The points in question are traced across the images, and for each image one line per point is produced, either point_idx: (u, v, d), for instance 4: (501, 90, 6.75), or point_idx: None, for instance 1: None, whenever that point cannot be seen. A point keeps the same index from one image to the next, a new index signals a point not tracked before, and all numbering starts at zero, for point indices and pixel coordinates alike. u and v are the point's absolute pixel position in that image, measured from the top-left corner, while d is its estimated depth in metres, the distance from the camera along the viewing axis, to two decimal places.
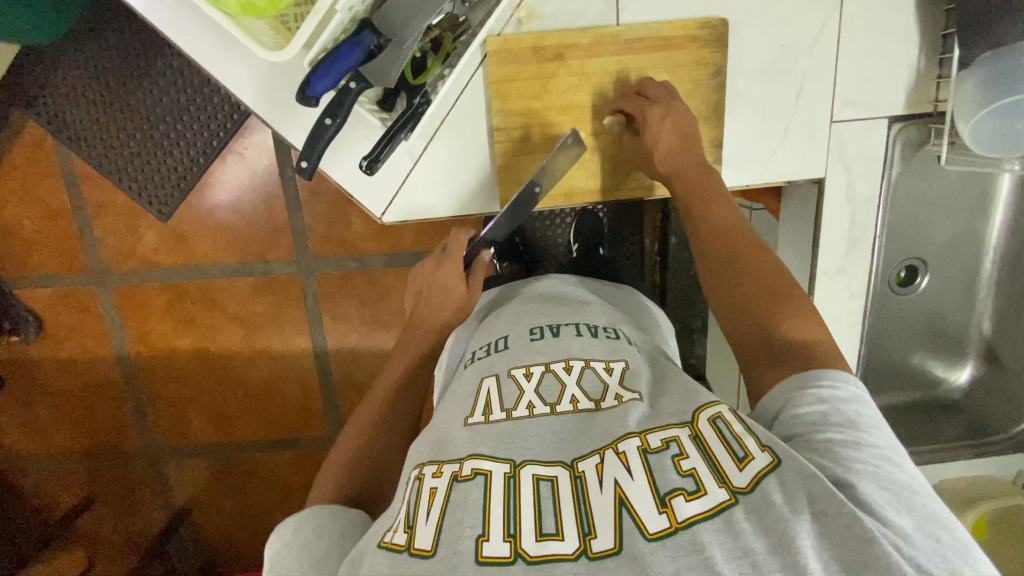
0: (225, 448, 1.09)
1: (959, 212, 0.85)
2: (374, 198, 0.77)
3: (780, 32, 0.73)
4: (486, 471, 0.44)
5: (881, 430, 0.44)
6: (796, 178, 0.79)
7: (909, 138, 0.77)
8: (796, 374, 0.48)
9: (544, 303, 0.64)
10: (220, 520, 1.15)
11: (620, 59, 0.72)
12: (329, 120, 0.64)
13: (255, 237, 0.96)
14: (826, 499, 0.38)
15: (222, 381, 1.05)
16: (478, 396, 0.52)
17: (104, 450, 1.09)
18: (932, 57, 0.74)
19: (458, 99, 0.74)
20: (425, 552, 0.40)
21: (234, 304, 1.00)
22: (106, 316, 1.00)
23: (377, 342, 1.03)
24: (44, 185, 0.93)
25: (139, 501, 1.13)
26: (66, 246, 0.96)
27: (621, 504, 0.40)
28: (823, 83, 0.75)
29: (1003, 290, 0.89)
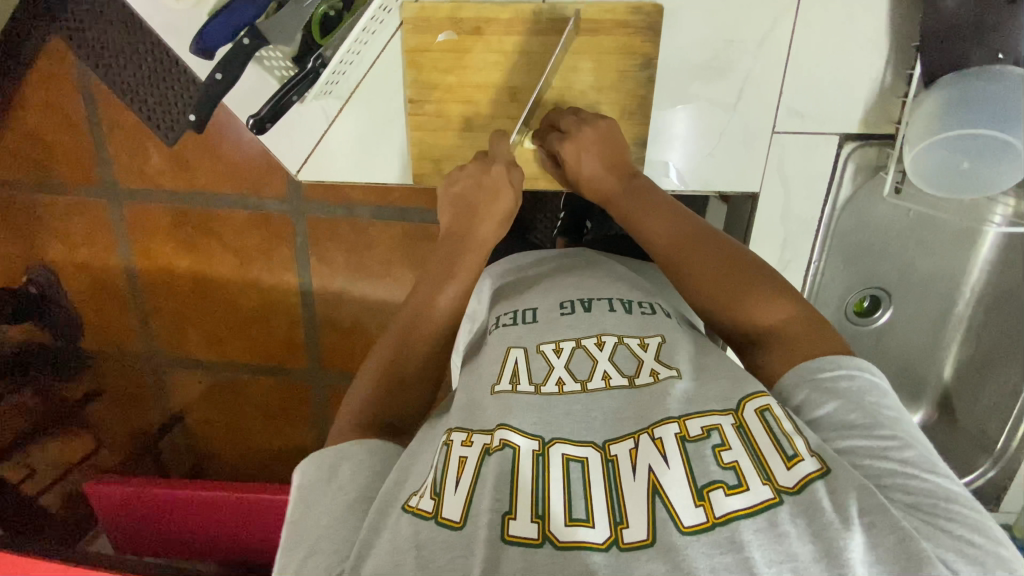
0: (217, 364, 1.33)
1: (940, 247, 0.89)
2: (290, 154, 0.78)
3: (726, 27, 0.69)
4: (515, 445, 0.49)
5: (901, 421, 0.48)
6: (726, 188, 0.76)
7: (863, 159, 0.75)
8: (805, 364, 0.52)
9: (586, 273, 0.68)
10: (208, 428, 1.40)
11: (542, 38, 0.70)
12: (221, 75, 0.72)
13: (253, 173, 1.13)
14: (875, 512, 0.42)
15: (218, 303, 1.27)
16: (506, 364, 0.57)
17: (113, 353, 1.35)
18: (900, 71, 0.70)
19: (373, 64, 0.73)
20: (453, 522, 0.47)
21: (230, 234, 1.19)
22: (117, 230, 1.22)
23: (360, 287, 1.21)
24: (63, 95, 1.12)
25: (143, 402, 1.40)
26: (86, 159, 1.16)
27: (654, 493, 0.44)
28: (768, 88, 0.72)
29: (971, 334, 0.93)
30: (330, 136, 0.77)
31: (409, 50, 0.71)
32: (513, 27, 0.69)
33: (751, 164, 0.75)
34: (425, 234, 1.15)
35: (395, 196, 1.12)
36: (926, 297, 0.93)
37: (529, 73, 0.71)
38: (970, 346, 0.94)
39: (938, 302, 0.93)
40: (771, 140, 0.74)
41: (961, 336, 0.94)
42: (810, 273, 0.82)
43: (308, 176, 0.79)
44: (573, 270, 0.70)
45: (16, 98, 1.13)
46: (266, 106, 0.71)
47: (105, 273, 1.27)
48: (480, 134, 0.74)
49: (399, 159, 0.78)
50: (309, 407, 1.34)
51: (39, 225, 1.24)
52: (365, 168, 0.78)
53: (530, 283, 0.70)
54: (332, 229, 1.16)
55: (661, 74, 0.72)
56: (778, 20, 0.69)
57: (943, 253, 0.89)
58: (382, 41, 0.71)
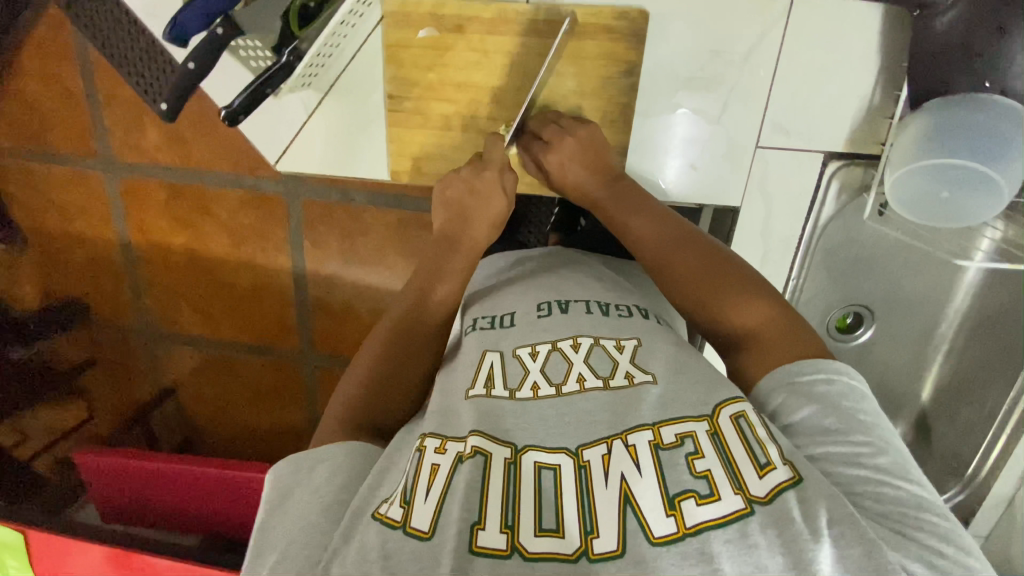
0: (208, 341, 1.34)
1: (930, 266, 0.88)
2: (270, 144, 0.77)
3: (712, 37, 0.68)
4: (486, 451, 0.48)
5: (877, 427, 0.47)
6: (704, 199, 0.75)
7: (850, 177, 0.73)
8: (784, 369, 0.51)
9: (569, 272, 0.69)
10: (197, 403, 1.42)
11: (521, 42, 0.68)
12: (193, 66, 0.67)
13: (248, 154, 1.12)
14: (844, 522, 0.41)
15: (210, 279, 1.27)
16: (481, 368, 0.57)
17: (106, 321, 1.37)
18: (889, 92, 0.68)
19: (354, 57, 0.72)
20: (421, 532, 0.45)
21: (225, 213, 1.19)
22: (112, 203, 1.22)
23: (350, 273, 1.20)
24: (60, 66, 1.11)
25: (135, 374, 1.42)
26: (80, 131, 1.16)
27: (625, 501, 0.44)
28: (753, 103, 0.70)
29: (953, 356, 0.92)
30: (310, 128, 0.76)
31: (390, 45, 0.70)
32: (494, 26, 0.68)
33: (733, 180, 0.74)
34: (418, 224, 1.14)
35: (389, 184, 1.12)
36: (911, 316, 0.92)
37: (509, 74, 0.70)
38: (950, 368, 0.93)
39: (924, 322, 0.92)
40: (755, 154, 0.72)
41: (943, 357, 0.93)
42: (793, 275, 0.80)
43: (286, 167, 0.79)
44: (550, 270, 0.69)
45: (14, 67, 1.13)
46: (239, 98, 0.66)
47: (99, 245, 1.28)
48: (459, 133, 0.73)
49: (379, 153, 0.76)
50: (298, 388, 1.34)
51: (37, 198, 1.24)
52: (344, 163, 0.78)
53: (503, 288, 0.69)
54: (326, 213, 1.15)
55: (645, 81, 0.70)
56: (770, 29, 0.67)
57: (931, 273, 0.88)
58: (362, 35, 0.70)
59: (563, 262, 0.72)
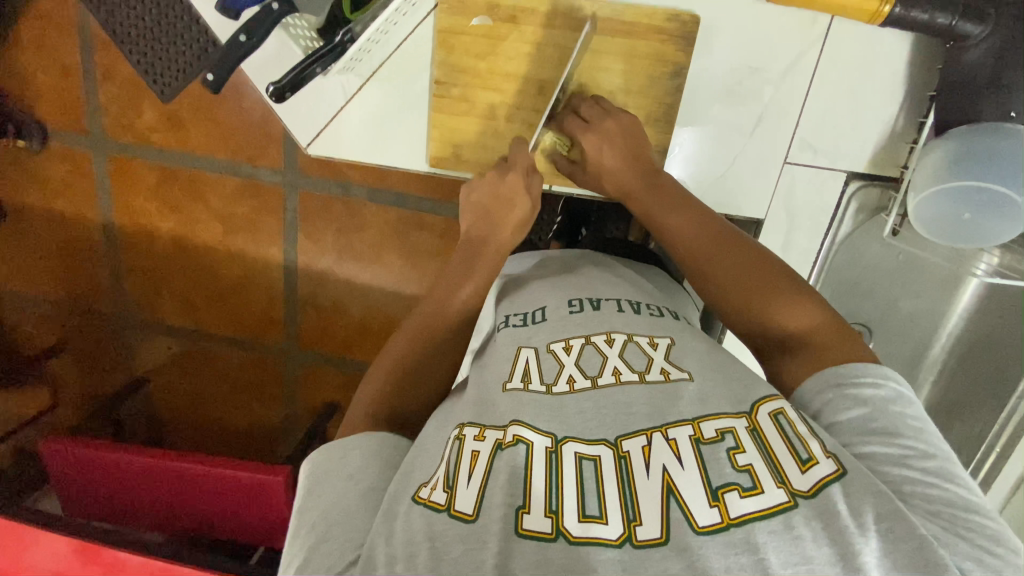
0: (189, 331, 1.30)
1: (925, 289, 0.92)
2: (302, 127, 0.77)
3: (751, 52, 0.71)
4: (528, 440, 0.50)
5: (924, 431, 0.49)
6: (734, 211, 0.77)
7: (866, 199, 0.76)
8: (831, 370, 0.52)
9: (602, 273, 0.70)
10: (172, 396, 1.37)
11: (575, 35, 0.70)
12: (244, 38, 0.67)
13: (249, 141, 1.10)
14: (893, 518, 0.43)
15: (197, 267, 1.24)
16: (517, 362, 0.58)
17: (80, 305, 1.31)
18: (911, 118, 0.72)
19: (400, 46, 0.72)
20: (466, 515, 0.47)
21: (218, 201, 1.16)
22: (100, 183, 1.18)
23: (345, 268, 1.19)
24: (61, 38, 1.08)
25: (107, 362, 1.36)
26: (75, 107, 1.12)
27: (669, 492, 0.45)
28: (784, 121, 0.73)
29: (944, 378, 0.96)
30: (348, 113, 0.76)
31: (441, 30, 0.70)
32: (549, 19, 0.69)
33: (760, 193, 0.76)
34: (420, 223, 1.13)
35: (392, 180, 1.11)
36: (906, 336, 0.97)
37: (557, 66, 0.71)
38: (941, 389, 0.97)
39: (916, 342, 0.97)
40: (784, 168, 0.75)
41: (934, 377, 0.97)
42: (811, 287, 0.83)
43: (318, 152, 0.78)
44: (578, 274, 0.70)
45: (10, 34, 1.08)
46: (287, 75, 0.67)
47: (80, 226, 1.23)
48: (503, 122, 0.74)
49: (418, 140, 0.76)
50: (281, 384, 1.31)
51: (20, 172, 1.20)
52: (378, 151, 0.78)
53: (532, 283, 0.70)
54: (326, 206, 1.14)
55: (688, 91, 0.73)
56: (805, 52, 0.70)
57: (927, 295, 0.93)
58: (413, 22, 0.71)
59: (594, 264, 0.73)
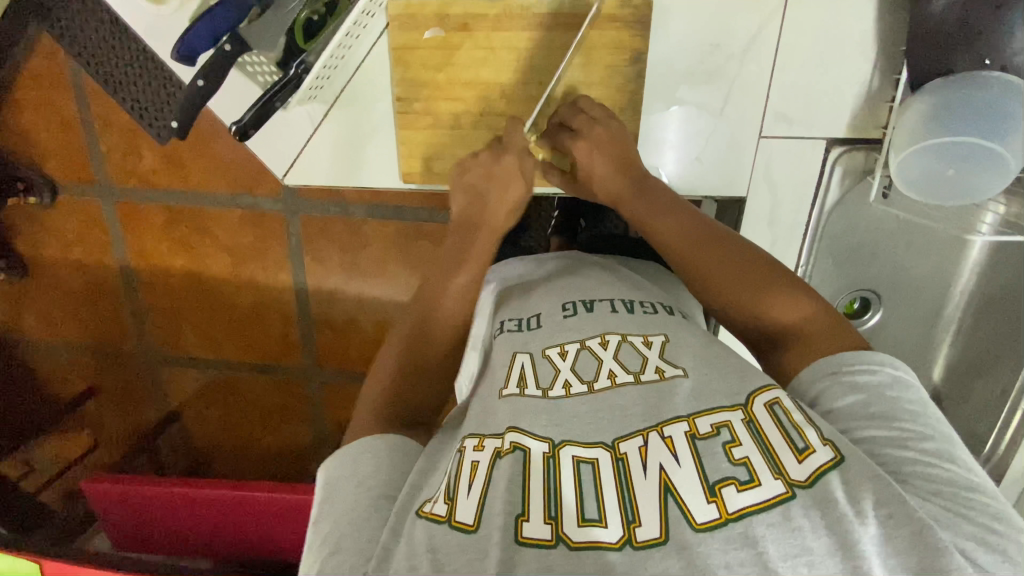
0: (211, 362, 1.33)
1: (931, 251, 0.90)
2: (275, 159, 0.78)
3: (712, 30, 0.69)
4: (524, 446, 0.49)
5: (923, 415, 0.47)
6: (712, 193, 0.76)
7: (852, 163, 0.74)
8: (825, 360, 0.52)
9: (597, 273, 0.68)
10: (203, 426, 1.41)
11: (530, 36, 0.69)
12: (202, 82, 0.68)
13: (244, 172, 1.13)
14: (892, 503, 0.42)
15: (211, 300, 1.27)
16: (512, 368, 0.57)
17: (107, 347, 1.35)
18: (887, 76, 0.69)
19: (357, 70, 0.73)
20: (466, 525, 0.47)
21: (223, 233, 1.19)
22: (110, 228, 1.22)
23: (351, 284, 1.20)
24: (54, 95, 1.11)
25: (139, 400, 1.40)
26: (76, 158, 1.16)
27: (667, 491, 0.44)
28: (754, 91, 0.71)
29: (963, 336, 0.93)
30: (317, 141, 0.77)
31: (396, 48, 0.71)
32: (501, 23, 0.69)
33: (736, 171, 0.74)
34: (419, 233, 1.14)
35: (387, 195, 1.12)
36: (917, 299, 0.94)
37: (515, 68, 0.70)
38: (958, 348, 0.94)
39: (929, 304, 0.94)
40: (759, 144, 0.73)
41: (951, 337, 0.95)
42: (804, 259, 0.80)
43: (295, 180, 0.79)
44: (569, 272, 0.69)
45: (9, 97, 1.13)
46: (249, 113, 0.67)
47: (98, 272, 1.27)
48: (470, 131, 0.73)
49: (389, 160, 0.77)
50: (303, 405, 1.34)
51: (35, 227, 1.24)
52: (352, 175, 0.78)
53: (535, 285, 0.69)
54: (325, 226, 1.15)
55: (650, 76, 0.71)
56: (767, 24, 0.68)
57: (935, 257, 0.90)
58: (368, 42, 0.72)
59: (586, 262, 0.71)
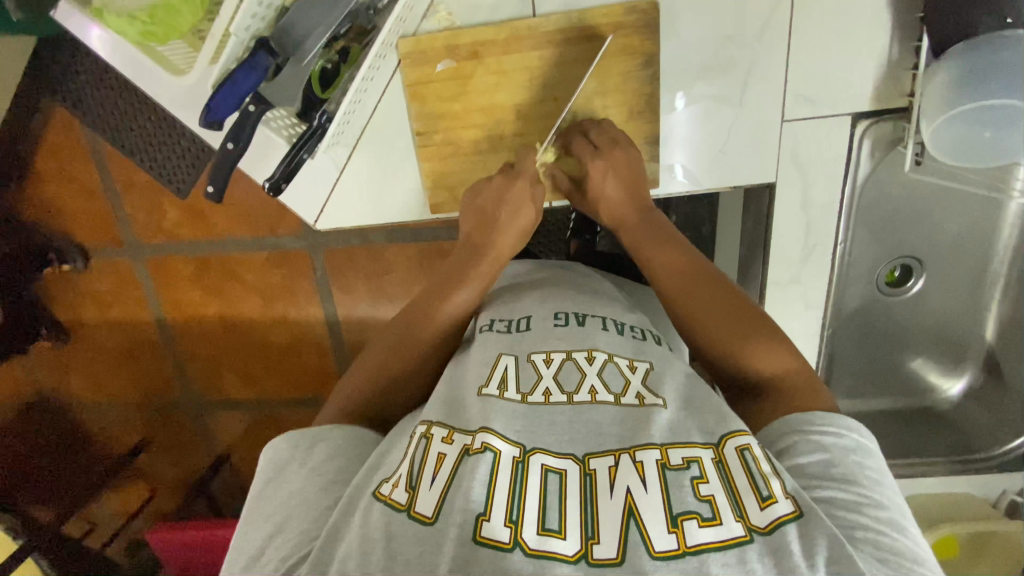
0: (255, 403, 1.36)
1: (968, 209, 0.88)
2: (307, 206, 0.79)
3: (722, 23, 0.69)
4: (496, 450, 0.48)
5: (880, 484, 0.48)
6: (742, 182, 0.75)
7: (880, 134, 0.72)
8: (797, 416, 0.52)
9: (569, 287, 0.69)
10: (252, 465, 1.44)
11: (540, 54, 0.70)
12: (232, 145, 0.69)
13: (266, 214, 1.15)
14: (844, 562, 0.42)
15: (248, 342, 1.30)
16: (495, 369, 0.57)
17: (154, 400, 1.39)
18: (907, 44, 0.68)
19: (375, 109, 0.74)
20: (426, 517, 0.47)
21: (252, 276, 1.22)
22: (144, 286, 1.26)
23: (381, 312, 1.22)
24: (77, 165, 1.15)
25: (190, 448, 1.44)
26: (104, 223, 1.20)
27: (628, 514, 0.45)
28: (773, 77, 0.70)
29: (1012, 291, 0.91)
30: (345, 182, 0.78)
31: (410, 84, 0.72)
32: (510, 45, 0.69)
33: (764, 157, 0.74)
34: (441, 252, 1.15)
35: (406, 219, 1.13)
36: (959, 260, 0.92)
37: (528, 87, 0.71)
38: (1011, 304, 0.92)
39: (972, 263, 0.92)
40: (783, 128, 0.73)
41: (1001, 294, 0.93)
42: (842, 238, 0.78)
43: (326, 225, 0.81)
44: (555, 283, 0.70)
45: (34, 171, 1.17)
46: (279, 168, 0.69)
47: (137, 329, 1.31)
48: (490, 154, 0.74)
49: (415, 193, 0.78)
50: None
51: (73, 293, 1.28)
52: (380, 212, 0.80)
53: (519, 291, 0.69)
54: (349, 258, 1.17)
55: (665, 77, 0.71)
56: (777, 9, 0.68)
57: (974, 214, 0.88)
58: (384, 81, 0.73)
59: (571, 278, 0.72)
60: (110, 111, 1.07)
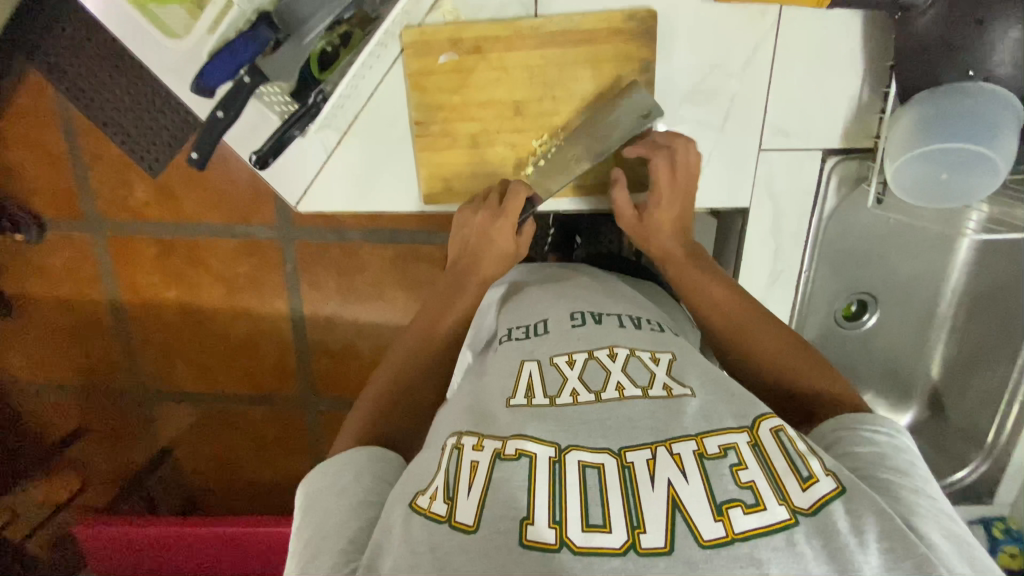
0: (206, 397, 1.31)
1: (922, 251, 0.94)
2: (290, 186, 0.79)
3: (713, 49, 0.73)
4: (530, 452, 0.48)
5: (928, 478, 0.52)
6: (717, 205, 0.79)
7: (846, 172, 0.77)
8: (849, 417, 0.57)
9: (588, 287, 0.69)
10: (195, 461, 1.38)
11: (541, 53, 0.71)
12: (222, 113, 0.70)
13: (240, 202, 1.13)
14: (895, 537, 0.44)
15: (206, 331, 1.25)
16: (519, 377, 0.57)
17: (98, 385, 1.32)
18: (875, 89, 0.73)
19: (370, 98, 0.75)
20: (466, 526, 0.46)
21: (219, 264, 1.19)
22: (101, 263, 1.21)
23: (349, 311, 1.21)
24: (43, 132, 1.11)
25: (130, 438, 1.37)
26: (66, 194, 1.15)
27: (674, 507, 0.45)
28: (754, 106, 0.74)
29: (956, 332, 0.98)
30: (329, 168, 0.78)
31: (412, 73, 0.73)
32: (512, 44, 0.71)
33: (740, 182, 0.78)
34: (416, 255, 1.15)
35: (382, 220, 1.13)
36: (911, 300, 0.98)
37: (530, 85, 0.73)
38: (954, 346, 0.99)
39: (922, 304, 0.98)
40: (758, 157, 0.77)
41: (947, 335, 0.99)
42: (805, 271, 0.83)
43: (308, 207, 0.80)
44: (574, 283, 0.71)
45: None
46: (268, 143, 0.72)
47: (87, 309, 1.25)
48: (486, 149, 0.75)
49: (408, 183, 0.79)
50: (302, 434, 1.33)
51: (21, 265, 1.22)
52: (366, 200, 0.80)
53: (532, 292, 0.69)
54: (321, 253, 1.16)
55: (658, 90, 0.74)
56: (761, 42, 0.72)
57: (926, 257, 0.94)
58: (382, 71, 0.74)
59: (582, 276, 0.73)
60: (88, 73, 1.02)
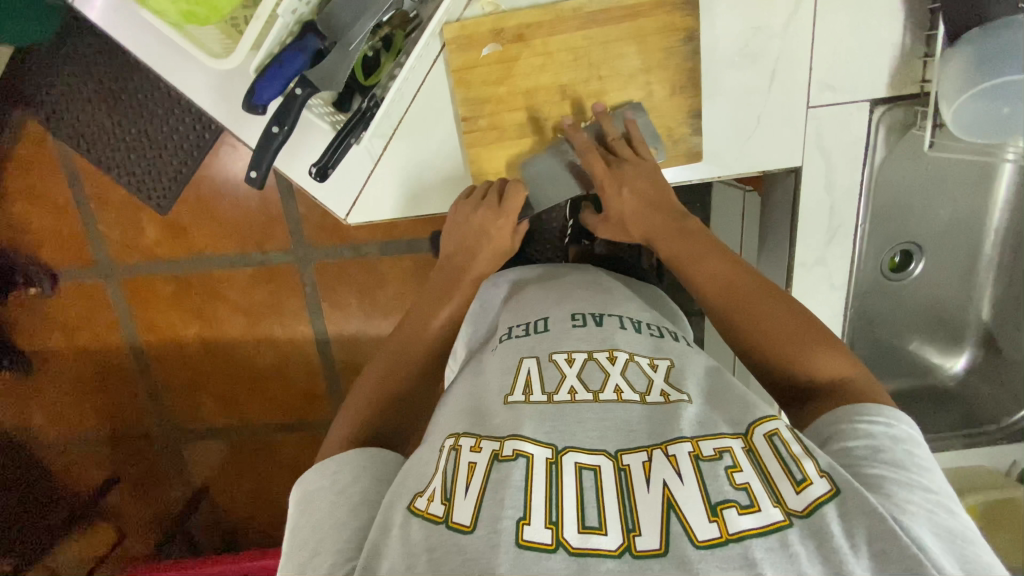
0: (236, 431, 1.28)
1: (961, 193, 0.94)
2: (337, 200, 0.78)
3: (754, 11, 0.73)
4: (527, 452, 0.48)
5: (931, 472, 0.48)
6: (771, 167, 0.78)
7: (893, 120, 0.77)
8: (846, 407, 0.53)
9: (579, 290, 0.70)
10: (234, 497, 1.34)
11: (585, 33, 0.71)
12: (277, 127, 0.68)
13: (252, 229, 1.11)
14: (886, 539, 0.41)
15: (232, 363, 1.23)
16: (519, 373, 0.58)
17: (125, 432, 1.29)
18: (919, 33, 0.73)
19: (414, 97, 0.75)
20: (463, 526, 0.45)
21: (237, 294, 1.16)
22: (117, 306, 1.18)
23: (374, 327, 1.19)
24: (47, 180, 1.08)
25: (162, 481, 1.33)
26: (75, 242, 1.13)
27: (669, 508, 0.44)
28: (800, 62, 0.74)
29: (1003, 270, 0.98)
30: (377, 175, 0.78)
31: (456, 69, 0.72)
32: (555, 28, 0.71)
33: (791, 140, 0.77)
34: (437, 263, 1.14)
35: (400, 230, 1.12)
36: (954, 244, 0.98)
37: (576, 67, 0.72)
38: (1002, 284, 0.99)
39: (966, 247, 0.98)
40: (807, 115, 0.76)
41: (995, 274, 0.99)
42: (862, 224, 0.83)
43: (358, 219, 0.79)
44: (566, 284, 0.72)
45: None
46: (325, 155, 0.71)
47: (107, 356, 1.22)
48: (534, 138, 0.75)
49: (458, 181, 0.78)
50: None
51: (36, 318, 1.19)
52: (417, 203, 0.79)
53: (524, 292, 0.71)
54: (340, 272, 1.14)
55: (705, 56, 0.74)
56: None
57: (960, 200, 0.95)
58: (426, 66, 0.73)
59: (570, 275, 0.74)
60: (101, 107, 1.03)
